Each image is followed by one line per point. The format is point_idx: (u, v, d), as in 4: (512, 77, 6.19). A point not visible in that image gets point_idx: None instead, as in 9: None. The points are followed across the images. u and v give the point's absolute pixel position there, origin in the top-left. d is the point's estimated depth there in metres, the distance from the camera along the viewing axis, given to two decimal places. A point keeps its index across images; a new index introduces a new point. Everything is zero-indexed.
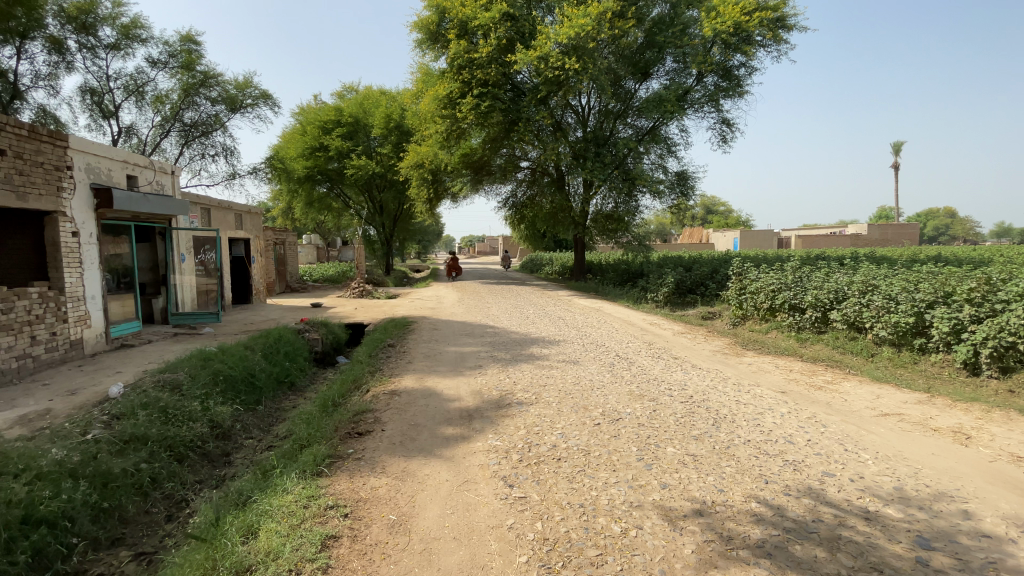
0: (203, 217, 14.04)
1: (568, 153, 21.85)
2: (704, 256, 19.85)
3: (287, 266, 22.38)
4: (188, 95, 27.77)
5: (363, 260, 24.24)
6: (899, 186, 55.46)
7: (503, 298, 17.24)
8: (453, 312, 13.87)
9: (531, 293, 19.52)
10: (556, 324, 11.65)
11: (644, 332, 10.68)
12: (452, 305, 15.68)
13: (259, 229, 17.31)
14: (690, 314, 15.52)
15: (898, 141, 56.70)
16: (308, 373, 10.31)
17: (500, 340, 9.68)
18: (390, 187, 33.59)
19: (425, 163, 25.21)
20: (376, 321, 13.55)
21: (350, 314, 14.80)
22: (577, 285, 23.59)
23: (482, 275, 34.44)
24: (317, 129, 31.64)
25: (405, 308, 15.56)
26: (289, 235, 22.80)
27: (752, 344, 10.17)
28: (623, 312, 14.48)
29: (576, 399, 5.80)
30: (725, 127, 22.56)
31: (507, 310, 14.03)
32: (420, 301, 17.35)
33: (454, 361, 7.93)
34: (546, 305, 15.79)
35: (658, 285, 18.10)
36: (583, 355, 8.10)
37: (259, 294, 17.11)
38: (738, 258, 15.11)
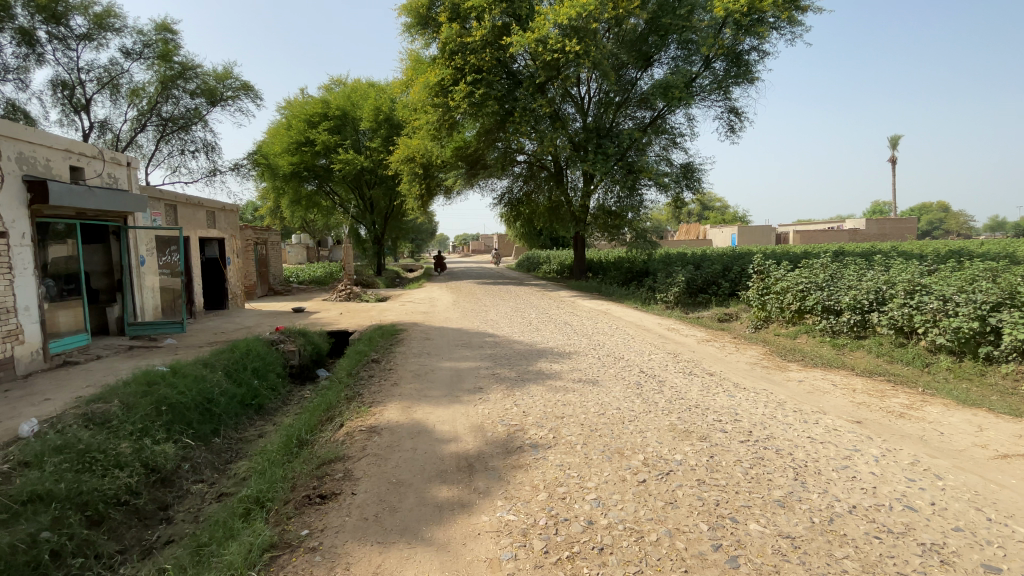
0: (168, 214, 12.64)
1: (568, 144, 20.53)
2: (714, 253, 18.63)
3: (269, 267, 20.97)
4: (166, 87, 26.13)
5: (351, 259, 22.88)
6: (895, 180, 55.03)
7: (500, 300, 15.96)
8: (447, 318, 12.58)
9: (530, 294, 18.24)
10: (564, 330, 10.39)
11: (663, 340, 9.43)
12: (446, 308, 14.41)
13: (236, 228, 15.95)
14: (704, 316, 14.31)
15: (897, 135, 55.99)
16: (282, 392, 8.98)
17: (502, 352, 8.41)
18: (380, 183, 32.16)
19: (416, 156, 23.86)
20: (362, 328, 12.25)
21: (334, 320, 13.48)
22: (578, 285, 22.34)
23: (476, 274, 33.10)
24: (303, 123, 30.16)
25: (394, 313, 14.24)
26: (271, 233, 21.39)
27: (786, 352, 8.96)
28: (634, 315, 13.24)
29: (607, 440, 4.52)
30: (734, 117, 21.33)
31: (506, 314, 12.78)
32: (412, 304, 16.04)
33: (448, 381, 6.67)
34: (549, 306, 14.52)
35: (667, 284, 16.85)
36: (603, 372, 6.83)
37: (236, 298, 15.75)
38: (758, 254, 13.90)
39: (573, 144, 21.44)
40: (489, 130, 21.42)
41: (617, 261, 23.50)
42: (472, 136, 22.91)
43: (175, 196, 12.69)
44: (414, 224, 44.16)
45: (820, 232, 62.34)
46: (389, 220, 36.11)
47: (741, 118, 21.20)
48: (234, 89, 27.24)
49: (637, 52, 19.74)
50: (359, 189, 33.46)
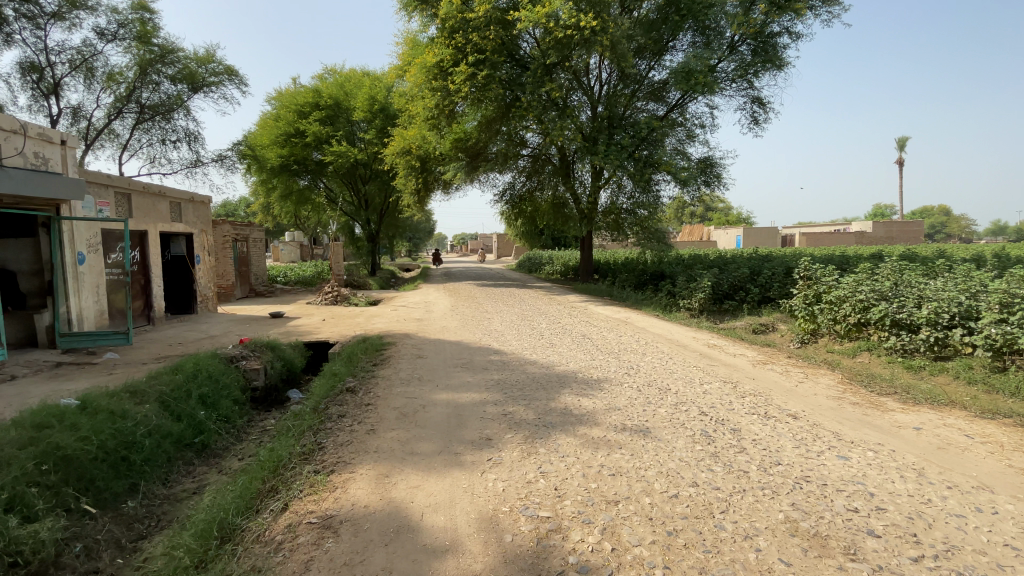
0: (121, 204, 10.90)
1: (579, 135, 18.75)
2: (739, 256, 16.88)
3: (250, 267, 19.19)
4: (145, 72, 24.27)
5: (341, 258, 21.12)
6: (903, 182, 53.74)
7: (503, 306, 14.24)
8: (443, 326, 10.86)
9: (536, 298, 16.54)
10: (584, 344, 8.69)
11: (709, 361, 7.70)
12: (443, 315, 12.69)
13: (208, 222, 14.20)
14: (736, 326, 12.59)
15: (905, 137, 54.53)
16: (238, 424, 7.21)
17: (513, 376, 6.70)
18: (375, 178, 30.36)
19: (413, 148, 22.13)
20: (344, 338, 10.53)
21: (314, 328, 11.72)
22: (586, 289, 20.61)
23: (476, 275, 31.30)
24: (293, 113, 28.39)
25: (383, 320, 12.51)
26: (253, 228, 19.60)
27: (862, 378, 7.27)
28: (660, 326, 11.49)
29: (704, 563, 2.80)
30: (759, 107, 19.51)
31: (512, 323, 11.05)
32: (406, 310, 14.28)
33: (446, 423, 4.96)
34: (559, 313, 12.82)
35: (689, 289, 15.11)
36: (653, 415, 5.11)
37: (206, 301, 13.99)
38: (804, 257, 12.14)
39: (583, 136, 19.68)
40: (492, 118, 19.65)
41: (628, 263, 21.72)
42: (472, 127, 21.37)
43: (130, 183, 10.97)
44: (411, 221, 42.38)
45: (826, 234, 60.93)
46: (385, 217, 34.26)
47: (767, 109, 19.43)
48: (218, 74, 25.36)
49: (654, 34, 18.29)
50: (353, 184, 31.65)
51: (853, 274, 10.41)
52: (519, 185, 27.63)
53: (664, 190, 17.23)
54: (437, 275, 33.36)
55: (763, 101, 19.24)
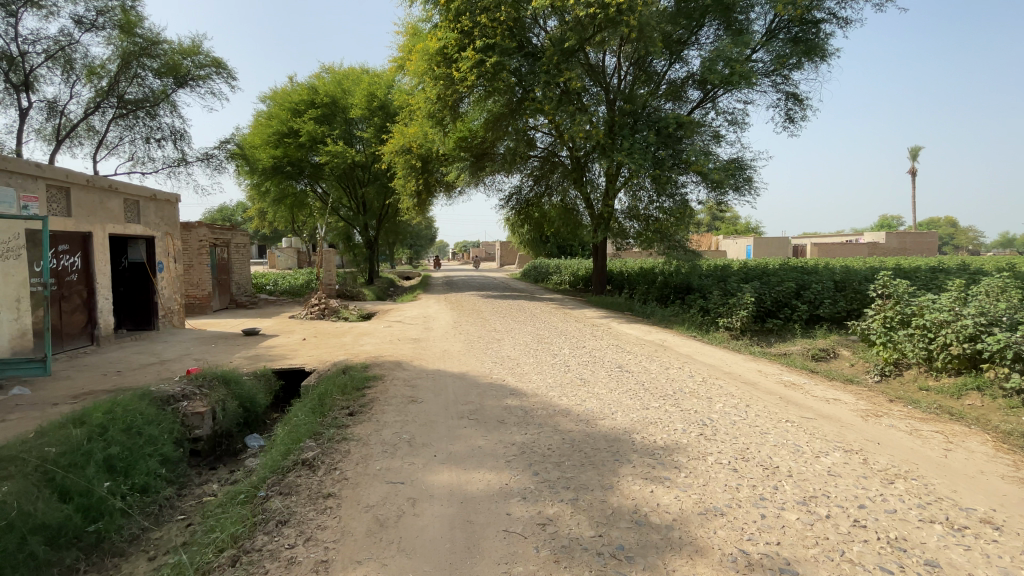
0: (57, 200, 9.04)
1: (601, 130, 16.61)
2: (781, 267, 14.90)
3: (230, 275, 17.31)
4: (128, 65, 22.52)
5: (333, 267, 19.21)
6: (917, 193, 52.12)
7: (513, 323, 12.29)
8: (443, 351, 8.92)
9: (549, 313, 14.61)
10: (626, 381, 6.72)
11: (801, 412, 5.74)
12: (444, 335, 10.76)
13: (174, 223, 12.29)
14: (792, 353, 10.62)
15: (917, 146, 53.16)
16: (162, 496, 5.29)
17: (542, 438, 4.75)
18: (373, 181, 28.52)
19: (414, 146, 20.40)
20: (323, 365, 8.59)
21: (289, 350, 9.79)
22: (602, 302, 18.72)
23: (480, 284, 29.39)
24: (287, 111, 26.63)
25: (374, 340, 10.58)
26: (235, 232, 17.67)
27: (1018, 438, 5.33)
28: (706, 351, 9.49)
29: None
30: (797, 103, 17.65)
31: (527, 346, 9.13)
32: (401, 327, 12.36)
33: (450, 546, 3.04)
34: (580, 334, 10.85)
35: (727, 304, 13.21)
36: (784, 534, 3.17)
37: (171, 315, 12.11)
38: (884, 271, 10.09)
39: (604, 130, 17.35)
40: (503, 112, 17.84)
41: (649, 273, 19.80)
42: (479, 124, 19.56)
43: (67, 176, 9.09)
44: (411, 227, 40.56)
45: (838, 244, 59.15)
46: (383, 223, 32.41)
47: (804, 105, 17.56)
48: (205, 67, 23.55)
49: (682, 21, 16.44)
50: (350, 187, 29.83)
51: (953, 294, 8.44)
52: (527, 189, 25.76)
53: (697, 195, 15.05)
54: (438, 284, 31.45)
55: (800, 97, 17.39)
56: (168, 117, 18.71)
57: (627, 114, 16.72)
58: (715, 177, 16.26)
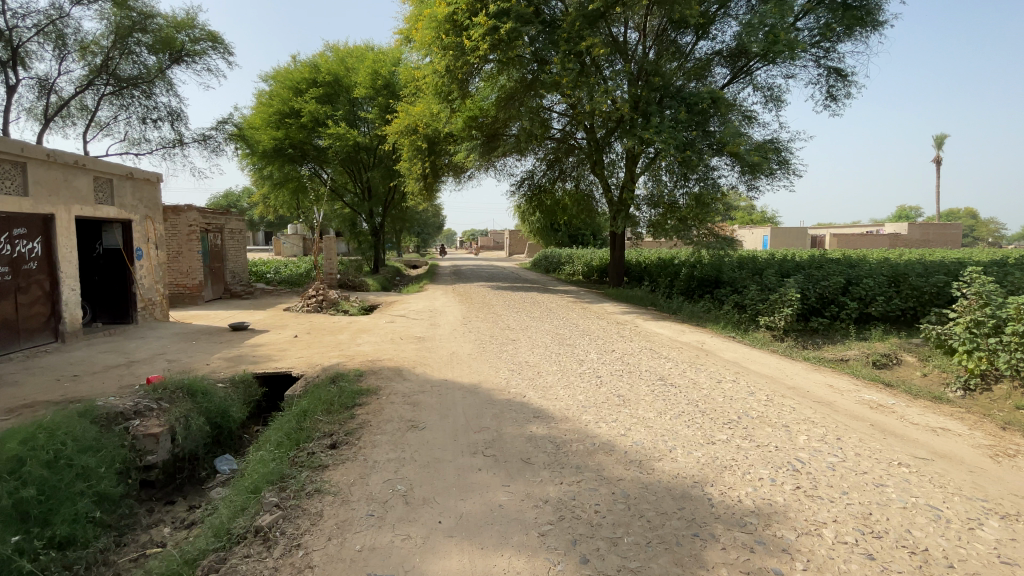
0: (10, 176, 7.88)
1: (628, 103, 14.78)
2: (825, 260, 13.47)
3: (225, 263, 16.17)
4: (121, 40, 21.19)
5: (334, 254, 18.02)
6: (943, 184, 50.05)
7: (529, 319, 11.04)
8: (451, 354, 7.71)
9: (567, 307, 13.35)
10: (676, 402, 5.45)
11: (912, 451, 4.47)
12: (452, 333, 9.53)
13: (154, 205, 11.08)
14: (849, 359, 9.30)
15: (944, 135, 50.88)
16: (92, 548, 4.14)
17: (583, 490, 3.53)
18: (378, 165, 27.20)
19: (420, 126, 19.16)
20: (312, 368, 7.40)
21: (276, 350, 8.59)
22: (622, 295, 17.43)
23: (489, 275, 28.11)
24: (289, 90, 25.32)
25: (373, 338, 9.40)
26: (229, 217, 16.48)
27: None
28: (757, 356, 8.17)
29: None
30: (841, 78, 16.04)
31: (549, 349, 7.90)
32: (405, 322, 11.17)
33: None
34: (606, 333, 9.59)
35: (766, 298, 11.91)
36: None
37: (153, 307, 11.01)
38: (968, 266, 8.64)
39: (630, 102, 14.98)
40: (512, 93, 16.84)
41: (671, 264, 18.48)
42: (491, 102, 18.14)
43: (22, 148, 7.89)
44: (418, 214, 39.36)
45: (858, 235, 57.26)
46: (389, 210, 31.18)
47: (848, 81, 15.97)
48: (201, 42, 22.06)
49: None
50: (356, 172, 28.47)
51: None
52: (540, 174, 24.39)
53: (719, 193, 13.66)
54: (446, 274, 30.23)
55: (844, 72, 15.82)
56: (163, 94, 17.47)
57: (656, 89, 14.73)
58: (750, 160, 14.76)
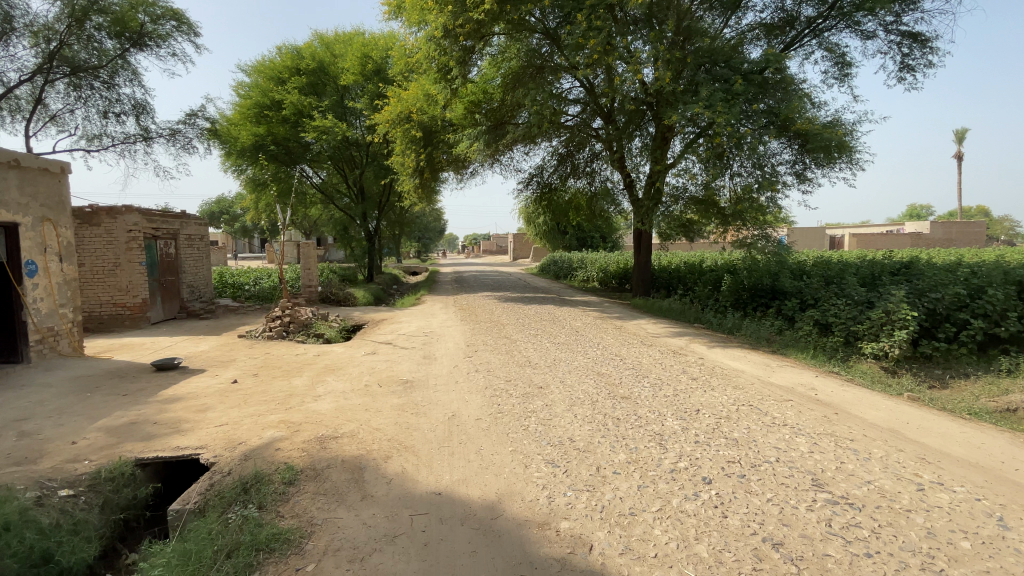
0: None
1: (672, 74, 12.03)
2: (921, 265, 10.72)
3: (182, 276, 13.40)
4: (75, 22, 18.27)
5: (313, 263, 15.35)
6: (962, 178, 47.67)
7: (554, 348, 8.32)
8: (452, 421, 5.01)
9: (597, 327, 10.62)
10: (902, 575, 2.74)
11: None
12: (451, 375, 6.80)
13: (55, 203, 8.43)
14: (1018, 408, 6.51)
15: (961, 129, 48.72)
16: None
17: None
18: (370, 162, 24.57)
19: (415, 113, 16.44)
20: (230, 449, 4.70)
21: (195, 409, 5.89)
22: (655, 307, 14.69)
23: (495, 283, 25.35)
24: (270, 80, 22.69)
25: (341, 383, 6.68)
26: (187, 221, 13.71)
27: None
28: (912, 415, 5.43)
29: None
30: (916, 43, 13.42)
31: (598, 411, 5.19)
32: (388, 353, 8.47)
33: None
34: (667, 371, 6.86)
35: (859, 315, 9.13)
36: None
37: (58, 340, 8.37)
38: None
39: (675, 71, 12.16)
40: (519, 75, 14.83)
41: (710, 270, 15.71)
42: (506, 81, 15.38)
43: None
44: (416, 216, 36.71)
45: (880, 234, 54.47)
46: (385, 212, 28.55)
47: (926, 48, 13.42)
48: (165, 23, 19.14)
49: None
50: (346, 171, 25.82)
51: None
52: (550, 169, 21.72)
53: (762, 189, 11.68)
54: (447, 282, 27.47)
55: (919, 36, 13.21)
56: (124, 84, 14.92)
57: (701, 54, 11.97)
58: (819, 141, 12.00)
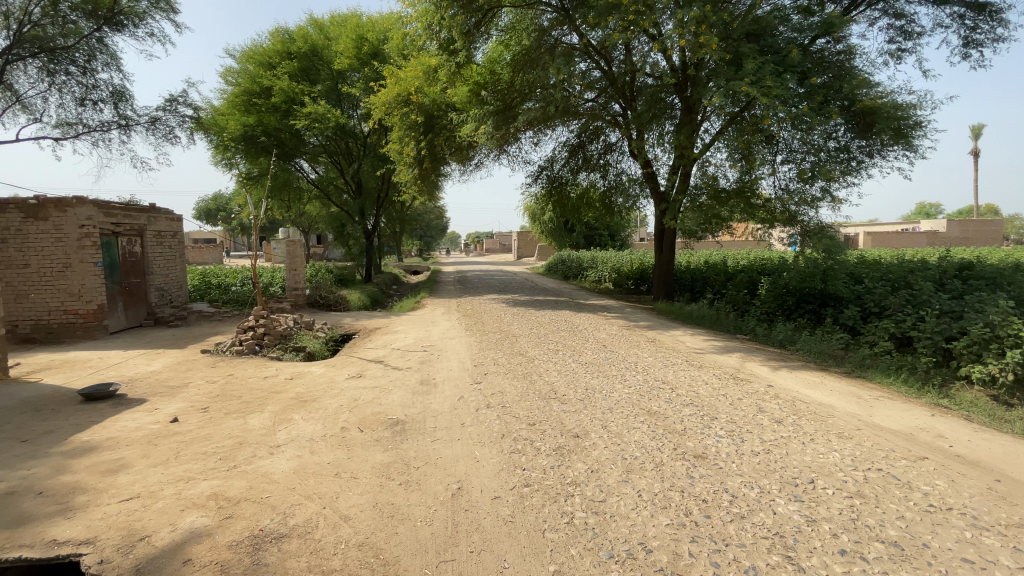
0: None
1: (720, 45, 10.11)
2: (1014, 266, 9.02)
3: (150, 278, 11.80)
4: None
5: (300, 263, 13.74)
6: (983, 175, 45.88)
7: (582, 370, 6.73)
8: (458, 503, 3.42)
9: (627, 340, 8.98)
10: None
11: None
12: (455, 412, 5.20)
13: None
14: None
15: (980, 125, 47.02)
16: None
17: None
18: (366, 153, 23.16)
19: (413, 94, 15.01)
20: (122, 552, 3.11)
21: (104, 470, 4.30)
22: (683, 312, 13.08)
23: (501, 283, 23.76)
24: (259, 65, 21.05)
25: (310, 425, 5.09)
26: (155, 215, 12.09)
27: None
28: None
29: None
30: (986, 13, 11.73)
31: (669, 483, 3.59)
32: (376, 375, 6.88)
33: None
34: (740, 410, 5.23)
35: (953, 327, 7.46)
36: None
37: None
38: None
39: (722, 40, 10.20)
40: (530, 55, 13.30)
41: (743, 270, 14.07)
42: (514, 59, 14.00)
43: None
44: (417, 213, 35.10)
45: (896, 232, 52.58)
46: (384, 209, 26.97)
47: (996, 19, 11.75)
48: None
49: None
50: (343, 165, 24.27)
51: None
52: (561, 161, 20.06)
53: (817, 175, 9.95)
54: (450, 282, 25.88)
55: (989, 5, 11.55)
56: (104, 74, 12.68)
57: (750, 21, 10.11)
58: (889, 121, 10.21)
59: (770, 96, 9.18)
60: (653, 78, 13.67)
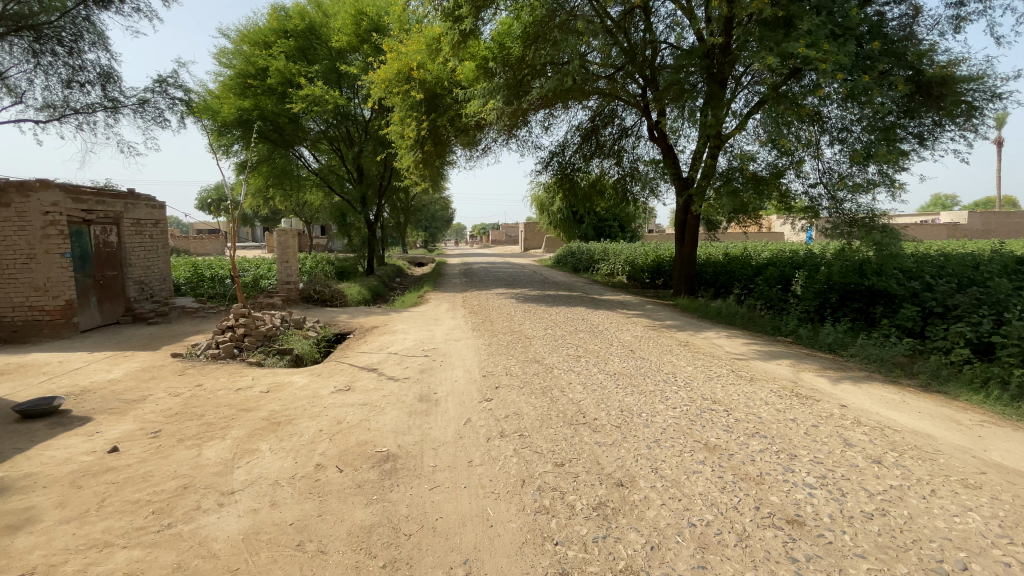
0: None
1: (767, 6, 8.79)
2: None
3: (128, 270, 10.80)
4: None
5: (293, 255, 12.71)
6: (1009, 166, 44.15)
7: (612, 383, 5.64)
8: None
9: (656, 344, 7.85)
10: None
11: None
12: (461, 444, 4.14)
13: None
14: None
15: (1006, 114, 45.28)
16: None
17: None
18: (368, 139, 22.06)
19: (415, 72, 13.83)
20: None
21: (3, 526, 3.26)
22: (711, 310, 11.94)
23: (508, 277, 22.62)
24: (255, 44, 19.86)
25: (279, 460, 4.04)
26: (134, 201, 11.07)
27: None
28: None
29: None
30: None
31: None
32: (368, 388, 5.83)
33: None
34: (821, 446, 4.14)
35: None
36: None
37: None
38: None
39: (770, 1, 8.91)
40: (542, 26, 12.18)
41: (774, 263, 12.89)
42: (528, 29, 12.63)
43: None
44: (421, 203, 33.97)
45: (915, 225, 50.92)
46: (387, 199, 25.89)
47: None
48: None
49: None
50: (343, 152, 23.14)
51: None
52: (573, 147, 18.80)
53: (875, 155, 8.71)
54: (456, 275, 24.83)
55: None
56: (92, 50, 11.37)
57: None
58: (958, 94, 8.95)
59: (829, 62, 7.92)
60: (676, 50, 12.45)
